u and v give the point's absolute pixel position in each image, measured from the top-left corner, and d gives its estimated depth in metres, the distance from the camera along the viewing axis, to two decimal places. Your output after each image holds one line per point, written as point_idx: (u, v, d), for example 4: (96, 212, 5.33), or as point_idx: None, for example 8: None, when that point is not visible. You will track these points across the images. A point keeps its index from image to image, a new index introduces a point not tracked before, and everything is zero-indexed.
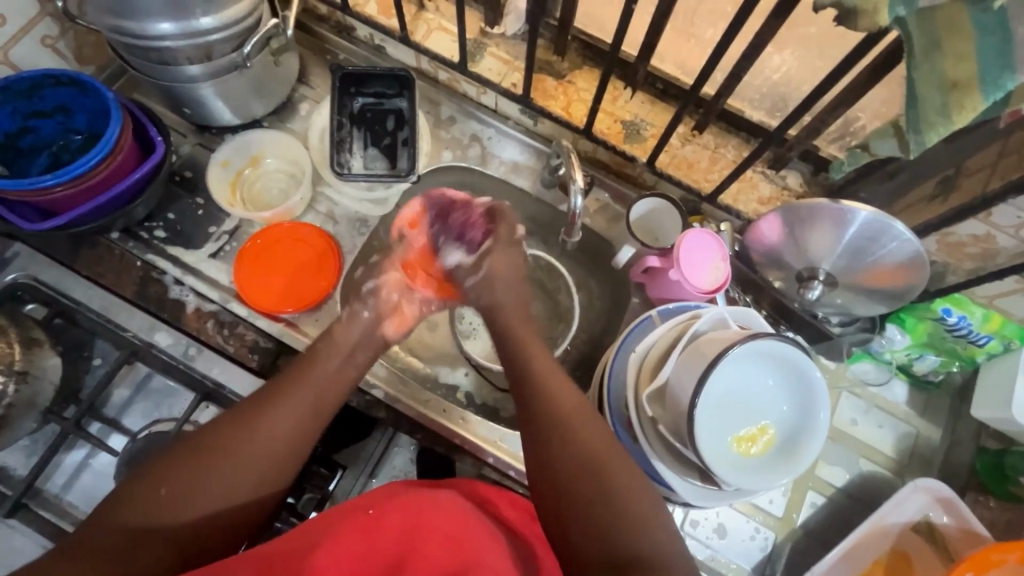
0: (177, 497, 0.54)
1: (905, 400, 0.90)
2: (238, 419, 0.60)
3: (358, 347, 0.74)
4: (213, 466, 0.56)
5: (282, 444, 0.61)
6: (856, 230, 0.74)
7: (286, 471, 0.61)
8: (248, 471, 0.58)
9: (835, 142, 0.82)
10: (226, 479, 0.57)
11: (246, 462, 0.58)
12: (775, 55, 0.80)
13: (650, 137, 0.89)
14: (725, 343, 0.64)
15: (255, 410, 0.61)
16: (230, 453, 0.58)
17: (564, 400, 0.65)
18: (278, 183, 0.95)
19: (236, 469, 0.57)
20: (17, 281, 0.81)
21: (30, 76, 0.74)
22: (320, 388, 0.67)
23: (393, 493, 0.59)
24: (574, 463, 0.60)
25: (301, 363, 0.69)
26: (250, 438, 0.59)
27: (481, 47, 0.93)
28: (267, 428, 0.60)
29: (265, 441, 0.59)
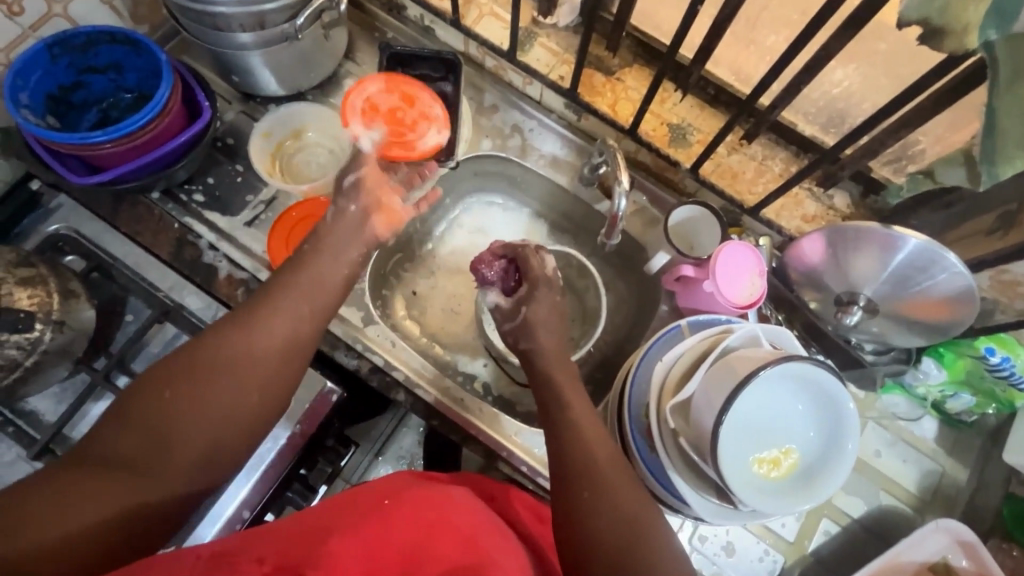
0: (181, 409, 0.53)
1: (934, 437, 0.87)
2: (224, 332, 0.58)
3: (356, 247, 0.71)
4: (214, 379, 0.55)
5: (274, 350, 0.59)
6: (904, 257, 0.71)
7: (284, 378, 0.60)
8: (248, 378, 0.57)
9: (890, 164, 0.80)
10: (225, 387, 0.55)
11: (241, 373, 0.57)
12: (838, 69, 0.79)
13: (696, 142, 0.87)
14: (758, 362, 0.62)
15: (240, 322, 0.59)
16: (226, 365, 0.56)
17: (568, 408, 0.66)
18: (318, 158, 0.95)
19: (234, 382, 0.56)
20: (59, 232, 0.83)
21: (87, 31, 0.75)
22: (309, 293, 0.64)
23: (406, 487, 0.59)
24: (579, 467, 0.60)
25: (283, 272, 0.65)
26: (239, 350, 0.57)
27: (532, 37, 0.92)
28: (254, 339, 0.58)
29: (256, 351, 0.58)
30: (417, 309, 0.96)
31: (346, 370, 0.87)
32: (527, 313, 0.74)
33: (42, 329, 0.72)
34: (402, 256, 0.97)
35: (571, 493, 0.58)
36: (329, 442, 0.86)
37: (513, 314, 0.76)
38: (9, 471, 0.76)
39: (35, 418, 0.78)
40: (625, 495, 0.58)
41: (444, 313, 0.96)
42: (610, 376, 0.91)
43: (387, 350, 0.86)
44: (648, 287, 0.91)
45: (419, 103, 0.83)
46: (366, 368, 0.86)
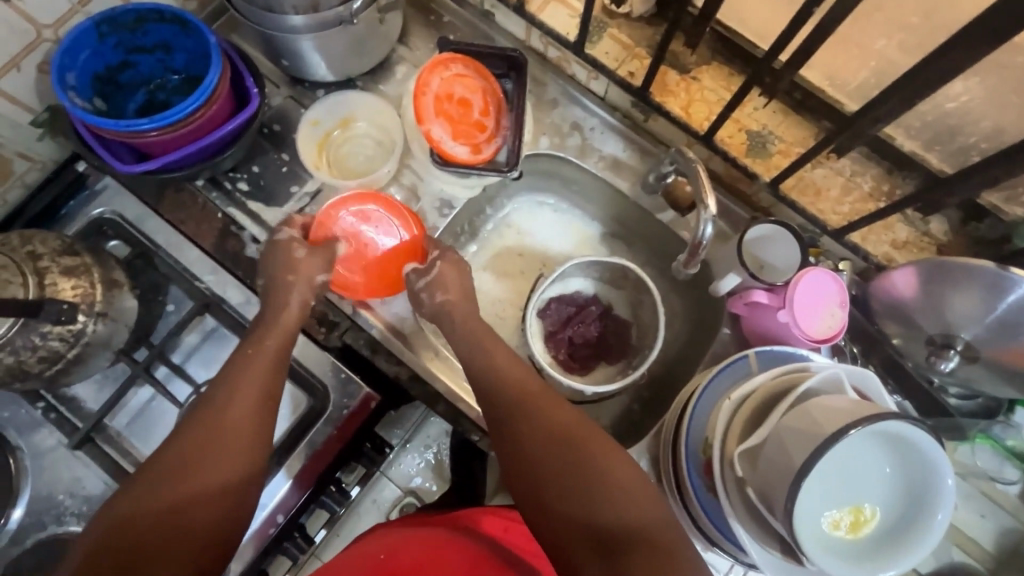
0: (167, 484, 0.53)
1: (1018, 493, 0.79)
2: (205, 404, 0.60)
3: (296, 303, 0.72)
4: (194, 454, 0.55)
5: (248, 408, 0.60)
6: (1016, 302, 0.63)
7: (260, 443, 0.59)
8: (225, 445, 0.56)
9: (999, 191, 0.72)
10: (214, 454, 0.56)
11: (223, 438, 0.57)
12: (957, 82, 0.67)
13: (777, 152, 0.80)
14: (848, 415, 0.55)
15: (214, 395, 0.60)
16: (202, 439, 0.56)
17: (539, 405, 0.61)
18: (366, 150, 0.90)
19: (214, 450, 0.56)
20: (103, 215, 0.82)
21: (136, 9, 0.71)
22: (272, 356, 0.66)
23: (407, 536, 0.62)
24: (542, 431, 0.59)
25: (246, 346, 0.67)
26: (212, 423, 0.57)
27: (602, 28, 0.84)
28: (232, 400, 0.60)
29: (235, 416, 0.59)
30: None
31: (384, 373, 0.86)
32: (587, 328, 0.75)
33: (85, 320, 0.71)
34: None
35: (536, 455, 0.58)
36: (367, 447, 0.84)
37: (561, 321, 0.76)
38: (50, 457, 0.76)
39: (77, 403, 0.78)
40: (590, 446, 0.57)
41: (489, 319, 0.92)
42: (661, 399, 0.86)
43: (427, 358, 0.81)
44: (709, 308, 0.84)
45: (494, 123, 0.84)
46: (407, 375, 0.83)
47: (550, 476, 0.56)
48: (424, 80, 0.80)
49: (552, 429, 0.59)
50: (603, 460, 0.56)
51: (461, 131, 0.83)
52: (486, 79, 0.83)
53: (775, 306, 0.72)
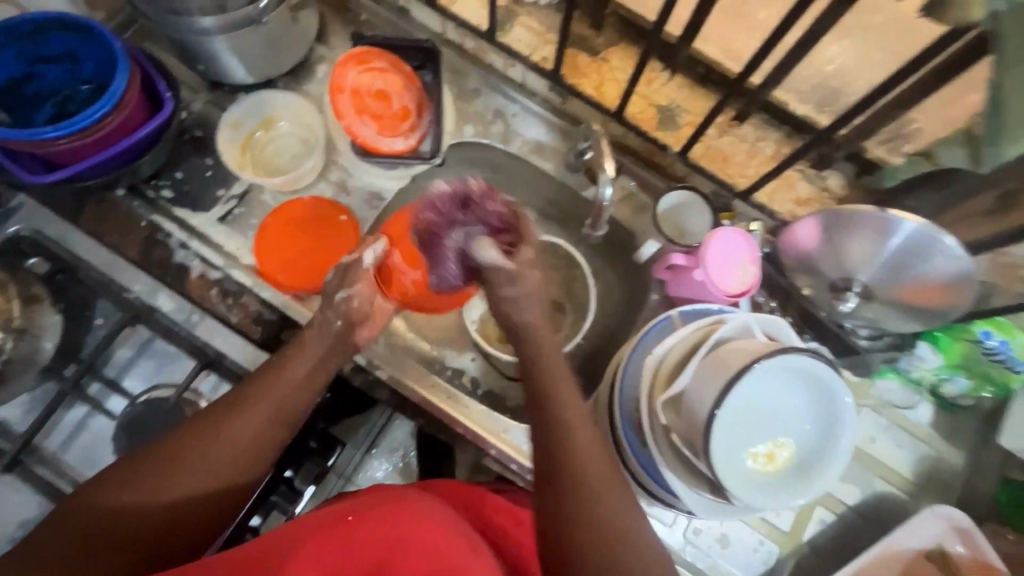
0: (134, 503, 0.53)
1: (930, 422, 0.86)
2: (201, 420, 0.59)
3: (337, 355, 0.71)
4: (171, 476, 0.55)
5: (245, 442, 0.59)
6: (899, 242, 0.69)
7: (240, 476, 0.58)
8: (199, 476, 0.56)
9: (885, 144, 0.77)
10: (192, 479, 0.56)
11: (204, 465, 0.56)
12: (833, 43, 0.75)
13: (685, 124, 0.84)
14: (752, 355, 0.60)
15: (215, 415, 0.59)
16: (182, 463, 0.56)
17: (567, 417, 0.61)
18: (291, 149, 0.90)
19: (192, 479, 0.56)
20: (18, 233, 0.77)
21: (35, 18, 0.70)
22: (288, 395, 0.63)
23: (376, 496, 0.56)
24: (552, 424, 0.61)
25: (267, 369, 0.65)
26: (198, 447, 0.56)
27: (512, 16, 0.89)
28: (230, 429, 0.58)
29: (225, 445, 0.58)
30: None
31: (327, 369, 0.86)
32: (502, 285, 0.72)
33: (4, 337, 0.72)
34: None
35: (541, 450, 0.60)
36: (312, 442, 0.83)
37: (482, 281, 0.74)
38: None
39: (3, 427, 0.75)
40: (589, 448, 0.59)
41: (429, 307, 0.94)
42: (601, 368, 0.89)
43: (369, 348, 0.83)
44: (638, 277, 0.88)
45: (416, 123, 0.86)
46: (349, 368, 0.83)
47: (551, 475, 0.58)
48: (338, 77, 0.82)
49: (566, 420, 0.61)
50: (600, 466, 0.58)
51: (386, 129, 0.84)
52: (415, 86, 0.85)
53: (688, 270, 0.77)
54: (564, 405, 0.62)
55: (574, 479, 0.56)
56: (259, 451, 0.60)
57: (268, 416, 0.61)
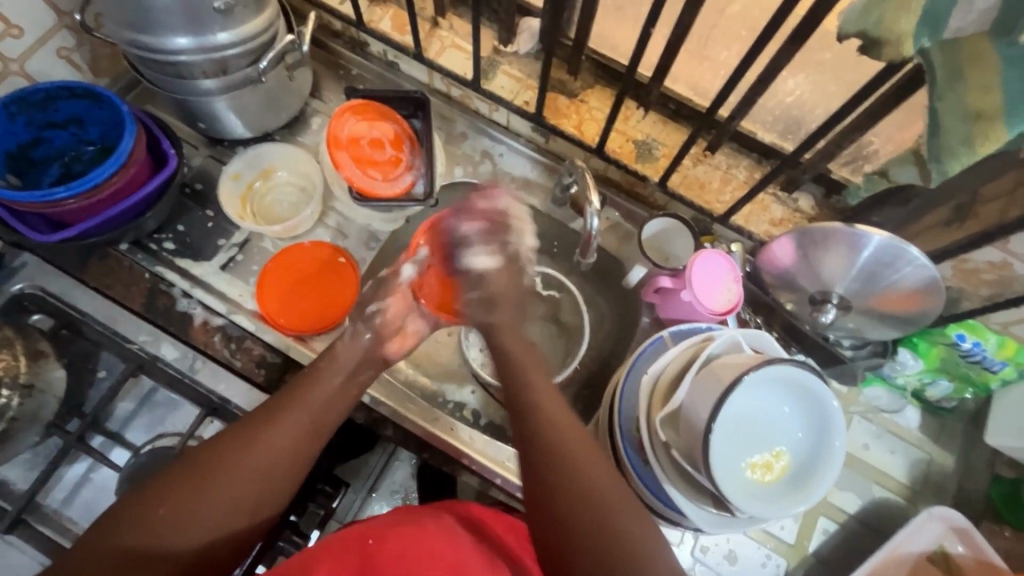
0: (180, 514, 0.52)
1: (918, 426, 0.89)
2: (240, 433, 0.59)
3: (368, 369, 0.73)
4: (211, 494, 0.54)
5: (288, 453, 0.59)
6: (869, 255, 0.73)
7: (282, 487, 0.58)
8: (244, 485, 0.56)
9: (847, 165, 0.82)
10: (235, 491, 0.55)
11: (249, 475, 0.56)
12: (789, 79, 0.81)
13: (661, 156, 0.90)
14: (742, 368, 0.63)
15: (257, 425, 0.60)
16: (230, 470, 0.55)
17: (568, 441, 0.58)
18: (289, 196, 0.95)
19: (236, 486, 0.55)
20: (23, 291, 0.80)
21: (45, 88, 0.74)
22: (320, 408, 0.65)
23: (388, 520, 0.62)
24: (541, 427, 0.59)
25: (297, 382, 0.67)
26: (239, 457, 0.56)
27: (495, 65, 0.94)
28: (272, 438, 0.59)
29: (268, 455, 0.58)
30: None
31: None
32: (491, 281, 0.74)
33: (10, 394, 0.70)
34: None
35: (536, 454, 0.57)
36: (321, 484, 0.83)
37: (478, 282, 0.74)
38: None
39: (5, 487, 0.74)
40: (582, 452, 0.57)
41: (428, 344, 0.96)
42: (599, 393, 0.92)
43: (371, 385, 0.85)
44: (629, 301, 0.91)
45: (411, 165, 0.90)
46: (352, 407, 0.85)
47: (546, 472, 0.56)
48: (334, 128, 0.86)
49: (546, 421, 0.60)
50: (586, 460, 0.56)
51: (388, 176, 0.89)
52: (402, 133, 0.90)
53: (676, 296, 0.82)
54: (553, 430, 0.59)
55: (568, 486, 0.54)
56: (298, 460, 0.60)
57: (302, 426, 0.62)
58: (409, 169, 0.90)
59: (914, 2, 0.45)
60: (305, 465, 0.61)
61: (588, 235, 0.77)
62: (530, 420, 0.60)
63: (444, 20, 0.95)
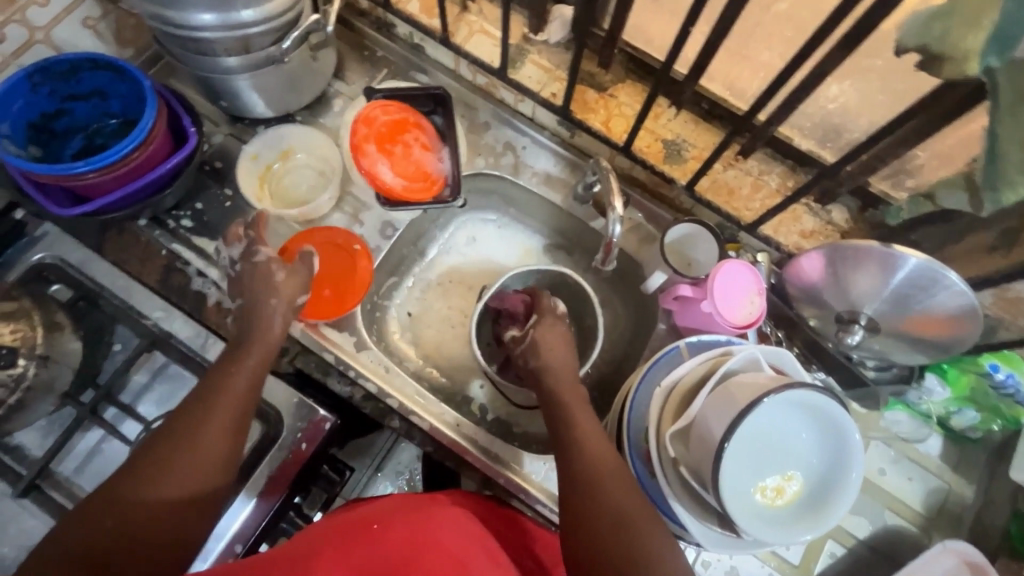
0: (143, 487, 0.57)
1: (939, 453, 0.86)
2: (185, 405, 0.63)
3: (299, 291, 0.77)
4: (171, 462, 0.58)
5: (234, 408, 0.64)
6: (903, 277, 0.70)
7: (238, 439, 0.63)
8: (194, 445, 0.60)
9: (888, 179, 0.78)
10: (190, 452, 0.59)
11: (201, 434, 0.61)
12: (833, 85, 0.75)
13: (691, 158, 0.86)
14: (760, 389, 0.61)
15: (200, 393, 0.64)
16: (180, 440, 0.60)
17: (625, 508, 0.59)
18: (308, 179, 0.93)
19: (189, 449, 0.59)
20: (44, 261, 0.81)
21: (68, 59, 0.73)
22: (256, 363, 0.69)
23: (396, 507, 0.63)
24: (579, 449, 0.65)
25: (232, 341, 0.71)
26: (186, 426, 0.61)
27: (523, 54, 0.91)
28: (215, 406, 0.63)
29: (216, 416, 0.62)
30: (411, 331, 0.95)
31: (339, 396, 0.87)
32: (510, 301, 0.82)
33: (26, 364, 0.71)
34: (395, 279, 0.95)
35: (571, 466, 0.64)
36: (326, 468, 0.83)
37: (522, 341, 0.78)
38: None
39: (21, 452, 0.76)
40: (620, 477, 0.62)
41: (439, 336, 0.95)
42: (608, 397, 0.91)
43: (380, 376, 0.84)
44: (647, 305, 0.89)
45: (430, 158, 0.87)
46: (360, 396, 0.85)
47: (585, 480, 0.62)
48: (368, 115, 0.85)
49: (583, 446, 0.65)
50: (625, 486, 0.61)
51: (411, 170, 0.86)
52: (411, 113, 0.87)
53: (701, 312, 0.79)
54: (612, 491, 0.61)
55: (617, 534, 0.58)
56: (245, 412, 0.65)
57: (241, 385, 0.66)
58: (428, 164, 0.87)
59: (984, 19, 0.42)
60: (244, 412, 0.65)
61: (609, 239, 0.74)
62: (587, 465, 0.63)
63: (474, 4, 0.92)
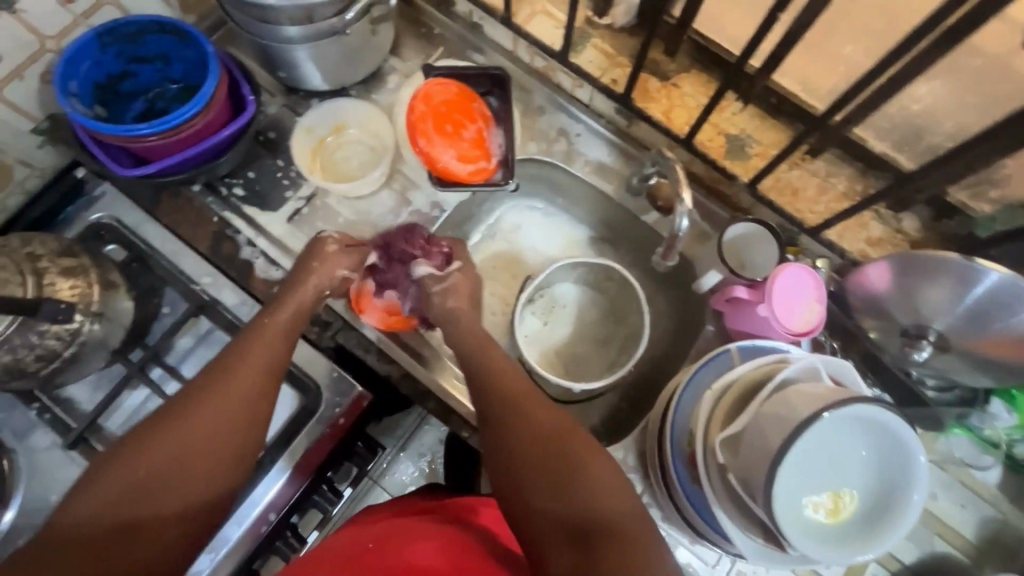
0: (150, 486, 0.53)
1: (997, 484, 0.81)
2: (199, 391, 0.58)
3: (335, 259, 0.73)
4: (174, 469, 0.54)
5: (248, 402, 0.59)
6: (982, 292, 0.66)
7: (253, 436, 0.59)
8: (213, 440, 0.56)
9: (970, 189, 0.74)
10: (197, 451, 0.55)
11: (220, 424, 0.57)
12: (921, 85, 0.72)
13: (754, 155, 0.83)
14: (822, 400, 0.58)
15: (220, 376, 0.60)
16: (192, 434, 0.56)
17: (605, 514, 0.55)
18: (358, 155, 0.93)
19: (203, 446, 0.56)
20: (101, 220, 0.83)
21: (136, 21, 0.74)
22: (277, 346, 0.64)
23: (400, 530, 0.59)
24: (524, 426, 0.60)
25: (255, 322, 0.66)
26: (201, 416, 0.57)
27: (585, 38, 0.89)
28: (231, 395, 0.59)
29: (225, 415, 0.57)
30: None
31: (377, 374, 0.87)
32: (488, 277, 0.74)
33: (82, 320, 0.72)
34: None
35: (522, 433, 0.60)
36: (359, 445, 0.84)
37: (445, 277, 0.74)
38: (44, 459, 0.77)
39: (71, 404, 0.78)
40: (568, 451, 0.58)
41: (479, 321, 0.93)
42: (647, 395, 0.88)
43: (419, 356, 0.83)
44: (695, 305, 0.86)
45: (484, 134, 0.86)
46: (398, 375, 0.85)
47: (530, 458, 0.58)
48: (425, 92, 0.83)
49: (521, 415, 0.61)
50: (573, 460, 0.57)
51: (466, 144, 0.85)
52: (471, 97, 0.86)
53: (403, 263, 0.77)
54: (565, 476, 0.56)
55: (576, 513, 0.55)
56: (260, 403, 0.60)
57: (259, 375, 0.61)
58: (478, 134, 0.86)
59: None
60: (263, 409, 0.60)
61: (677, 224, 0.71)
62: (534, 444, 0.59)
63: None
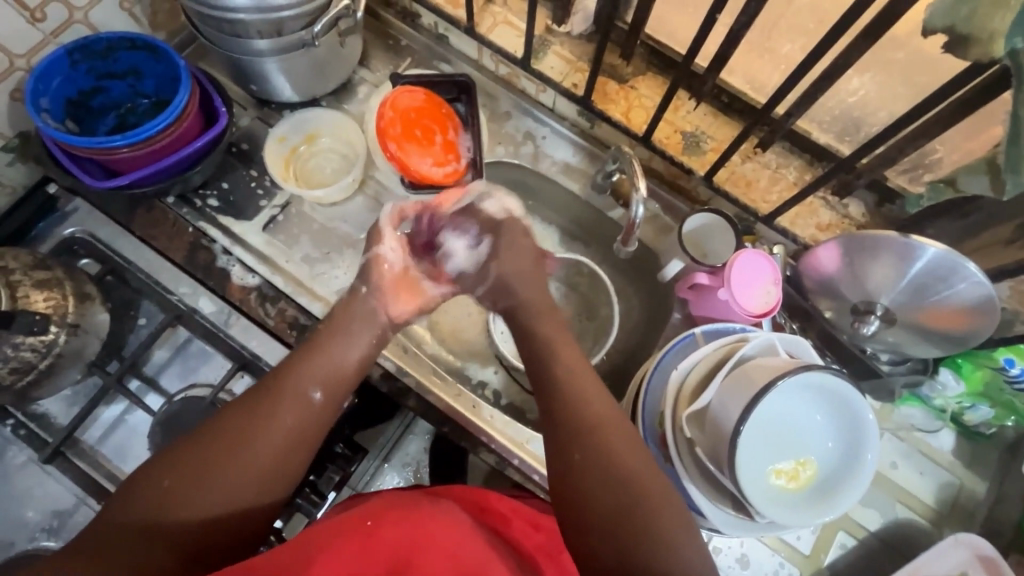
0: (184, 488, 0.53)
1: (951, 450, 0.86)
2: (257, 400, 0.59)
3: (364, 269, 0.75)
4: (211, 473, 0.54)
5: (295, 424, 0.59)
6: (922, 266, 0.70)
7: (296, 458, 0.59)
8: (261, 457, 0.56)
9: (905, 173, 0.80)
10: (243, 464, 0.55)
11: (269, 443, 0.57)
12: (855, 78, 0.78)
13: (709, 150, 0.88)
14: (777, 371, 0.61)
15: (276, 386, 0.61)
16: (239, 442, 0.56)
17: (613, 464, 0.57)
18: (332, 163, 0.96)
19: (248, 459, 0.56)
20: (75, 235, 0.84)
21: (107, 38, 0.76)
22: (332, 365, 0.65)
23: (391, 502, 0.59)
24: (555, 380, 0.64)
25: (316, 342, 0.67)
26: (251, 427, 0.57)
27: (546, 45, 0.93)
28: (281, 413, 0.59)
29: (272, 433, 0.57)
30: None
31: None
32: (498, 267, 0.77)
33: (57, 331, 0.72)
34: None
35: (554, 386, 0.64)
36: (340, 448, 0.84)
37: (485, 274, 0.78)
38: (21, 475, 0.77)
39: (48, 419, 0.78)
40: (592, 403, 0.61)
41: (456, 320, 0.96)
42: (621, 384, 0.91)
43: (398, 355, 0.86)
44: (662, 295, 0.90)
45: (454, 139, 0.89)
46: (379, 375, 0.86)
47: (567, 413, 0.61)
48: (394, 100, 0.86)
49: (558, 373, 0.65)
50: (598, 414, 0.60)
51: (438, 150, 0.88)
52: (438, 102, 0.89)
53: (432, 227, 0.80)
54: (596, 429, 0.59)
55: (602, 474, 0.56)
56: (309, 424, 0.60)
57: (307, 401, 0.61)
58: (454, 141, 0.90)
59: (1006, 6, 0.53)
60: (314, 433, 0.60)
61: (631, 214, 0.75)
62: (570, 405, 0.62)
63: None
